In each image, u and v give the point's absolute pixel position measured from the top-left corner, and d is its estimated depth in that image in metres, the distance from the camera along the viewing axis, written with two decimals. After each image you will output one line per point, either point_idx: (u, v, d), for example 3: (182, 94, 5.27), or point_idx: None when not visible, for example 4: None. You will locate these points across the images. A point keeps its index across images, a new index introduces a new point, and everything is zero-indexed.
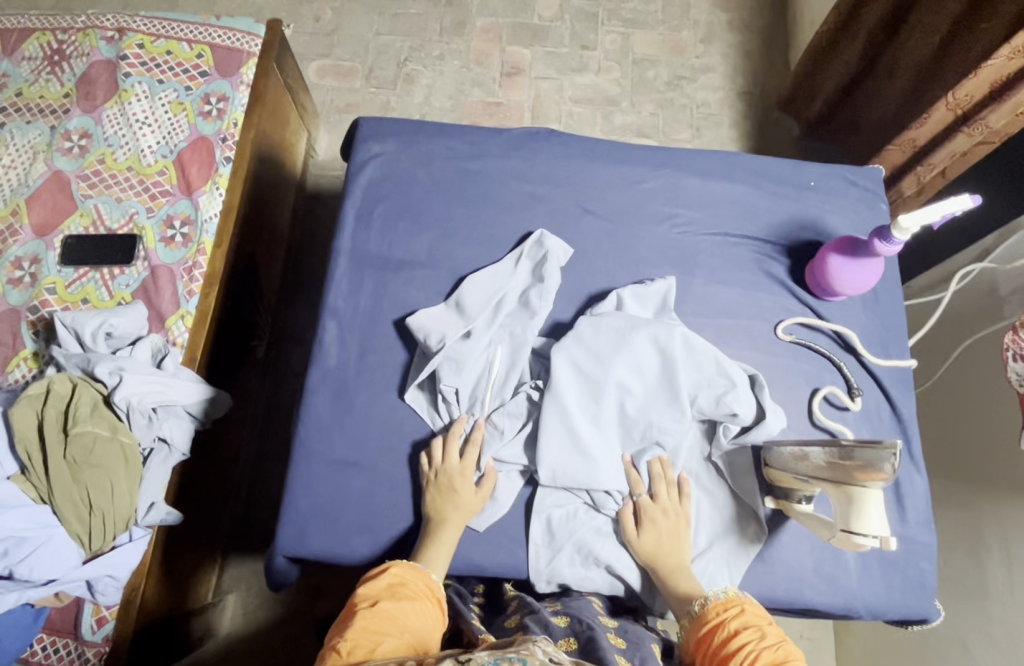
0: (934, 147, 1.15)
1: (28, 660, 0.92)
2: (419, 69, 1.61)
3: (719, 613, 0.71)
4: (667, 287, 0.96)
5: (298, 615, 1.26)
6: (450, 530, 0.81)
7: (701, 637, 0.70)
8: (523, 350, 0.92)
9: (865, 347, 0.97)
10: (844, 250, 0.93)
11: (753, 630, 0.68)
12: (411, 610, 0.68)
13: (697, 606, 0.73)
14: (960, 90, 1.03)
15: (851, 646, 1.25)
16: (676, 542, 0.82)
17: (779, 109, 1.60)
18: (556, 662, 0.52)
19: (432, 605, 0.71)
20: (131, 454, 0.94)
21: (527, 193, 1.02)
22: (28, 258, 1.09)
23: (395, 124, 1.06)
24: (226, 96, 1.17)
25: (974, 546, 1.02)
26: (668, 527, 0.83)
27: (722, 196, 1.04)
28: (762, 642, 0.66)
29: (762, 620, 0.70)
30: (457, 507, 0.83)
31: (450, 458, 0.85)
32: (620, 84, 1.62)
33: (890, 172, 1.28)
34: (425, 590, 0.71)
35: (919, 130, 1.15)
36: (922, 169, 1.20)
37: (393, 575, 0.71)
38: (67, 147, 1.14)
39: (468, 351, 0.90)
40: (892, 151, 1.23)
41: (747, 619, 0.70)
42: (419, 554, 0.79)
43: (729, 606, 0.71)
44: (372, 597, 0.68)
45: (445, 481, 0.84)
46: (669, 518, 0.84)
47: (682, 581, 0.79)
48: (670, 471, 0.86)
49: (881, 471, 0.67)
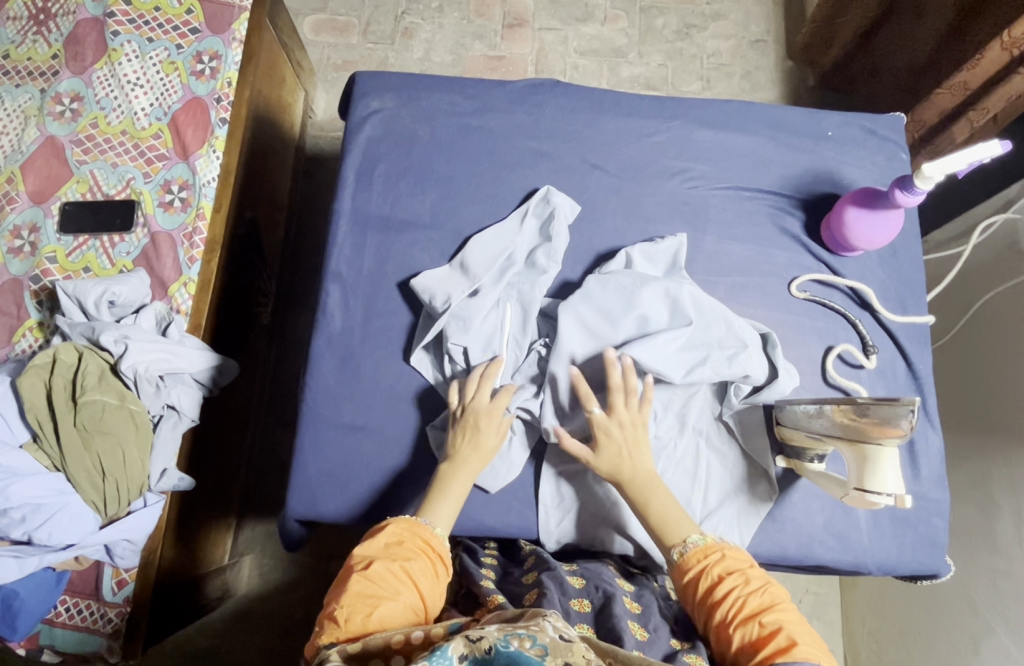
0: (986, 91, 1.08)
1: (53, 622, 0.94)
2: (418, 22, 1.55)
3: (701, 560, 0.68)
4: (677, 244, 0.93)
5: (314, 575, 1.29)
6: (465, 473, 0.78)
7: (685, 587, 0.68)
8: (531, 309, 0.90)
9: (882, 303, 0.95)
10: (863, 202, 0.90)
11: (737, 578, 0.66)
12: (408, 568, 0.66)
13: (676, 554, 0.70)
14: (1016, 27, 0.97)
15: (855, 601, 1.27)
16: (636, 454, 0.78)
17: (793, 59, 1.53)
18: (567, 639, 0.51)
19: (432, 563, 0.68)
20: (141, 421, 0.95)
21: (532, 148, 0.99)
22: (27, 227, 1.07)
23: (394, 79, 1.02)
24: (219, 53, 1.13)
25: (985, 500, 1.02)
26: (624, 437, 0.78)
27: (735, 148, 1.00)
28: (747, 589, 0.65)
29: (744, 564, 0.68)
30: (475, 448, 0.79)
31: (478, 396, 0.82)
32: (627, 34, 1.55)
33: (939, 120, 1.20)
34: (423, 547, 0.69)
35: (971, 72, 1.07)
36: (975, 113, 1.11)
37: (390, 534, 0.69)
38: (59, 111, 1.11)
39: (475, 309, 0.89)
40: (941, 96, 1.16)
41: (729, 564, 0.68)
42: (427, 505, 0.75)
43: (710, 553, 0.69)
44: (366, 557, 0.66)
45: (470, 420, 0.81)
46: (625, 429, 0.79)
47: (648, 501, 0.75)
48: (631, 380, 0.80)
49: (897, 428, 0.67)
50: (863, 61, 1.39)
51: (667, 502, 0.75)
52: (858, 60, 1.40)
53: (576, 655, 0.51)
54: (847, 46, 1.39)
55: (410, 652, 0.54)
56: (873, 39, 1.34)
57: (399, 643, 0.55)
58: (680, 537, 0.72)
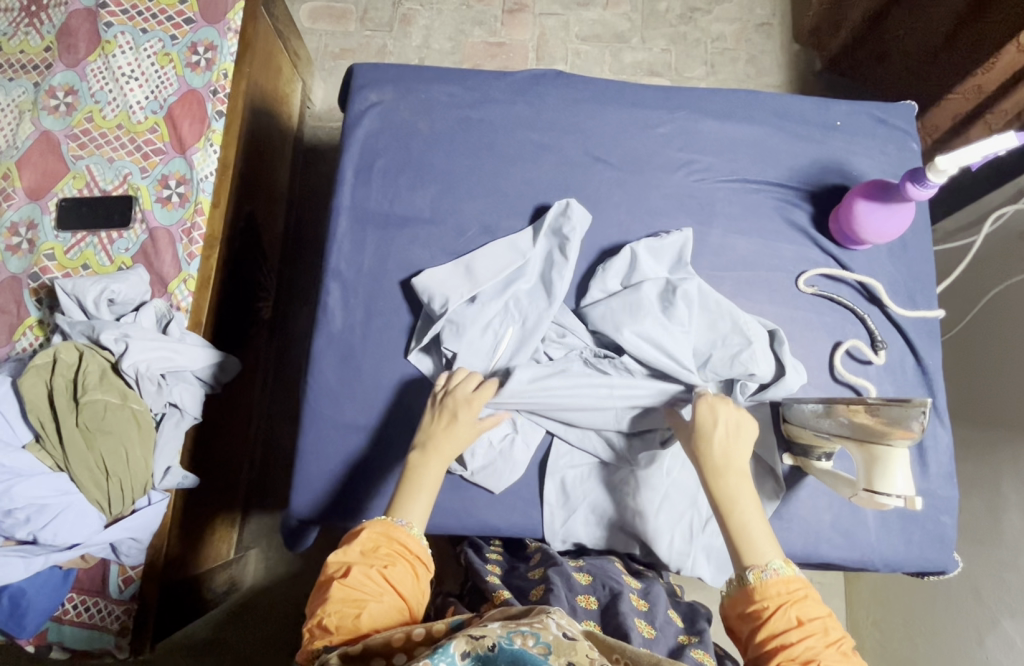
0: (1003, 94, 1.12)
1: (61, 619, 0.94)
2: (416, 8, 1.52)
3: (782, 594, 0.60)
4: (683, 239, 0.91)
5: (319, 568, 1.29)
6: (437, 462, 0.73)
7: (750, 616, 0.61)
8: (531, 336, 0.87)
9: (891, 298, 0.93)
10: (872, 195, 0.88)
11: (818, 626, 0.58)
12: (389, 574, 0.62)
13: (752, 576, 0.62)
14: None
15: (860, 592, 1.27)
16: (736, 440, 0.71)
17: (800, 42, 1.50)
18: (569, 637, 0.50)
19: (413, 566, 0.64)
20: (144, 420, 0.95)
21: (533, 141, 0.97)
22: (24, 223, 1.06)
23: (392, 71, 1.00)
24: (214, 44, 1.11)
25: (992, 493, 1.02)
26: (726, 422, 0.73)
27: (742, 139, 0.98)
28: (824, 642, 0.58)
29: (823, 614, 0.60)
30: (450, 432, 0.75)
31: (463, 383, 0.81)
32: (630, 18, 1.52)
33: (955, 125, 1.24)
34: (401, 551, 0.64)
35: (984, 77, 1.11)
36: (993, 116, 1.15)
37: (367, 539, 0.64)
38: (53, 105, 1.09)
39: (471, 315, 0.87)
40: (954, 100, 1.20)
41: (810, 608, 0.60)
42: (401, 498, 0.70)
43: (794, 587, 0.61)
44: (344, 563, 0.62)
45: (448, 408, 0.78)
46: (730, 413, 0.73)
47: (736, 505, 0.67)
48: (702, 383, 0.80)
49: (909, 429, 0.66)
50: (873, 43, 1.35)
51: (751, 515, 0.67)
52: (868, 42, 1.36)
53: (579, 654, 0.50)
54: (857, 28, 1.36)
55: (412, 649, 0.53)
56: (884, 20, 1.30)
57: (399, 641, 0.54)
58: (761, 558, 0.64)
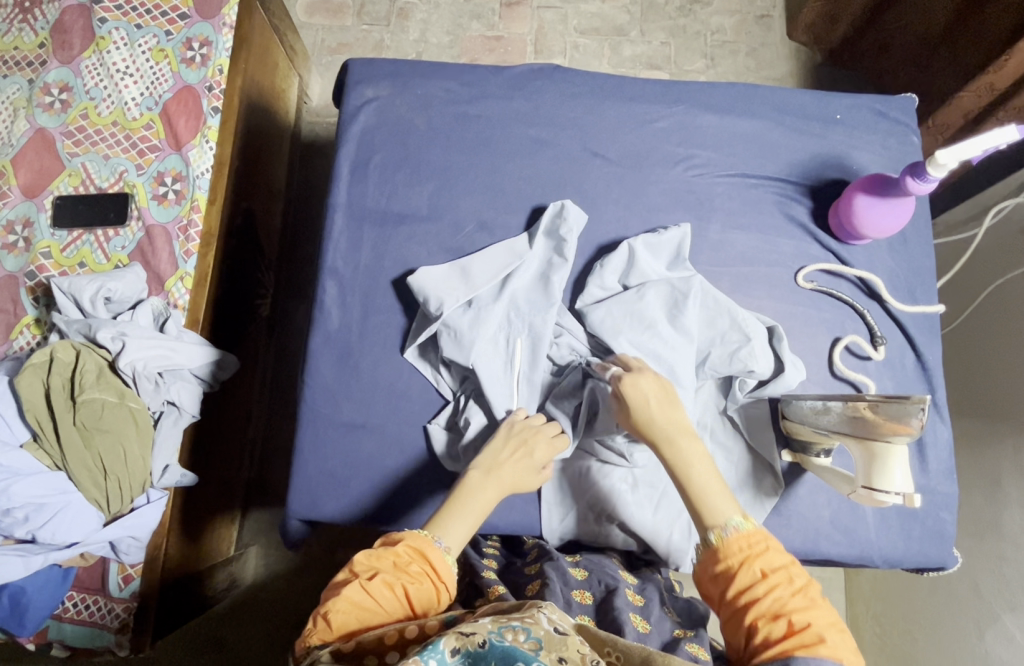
0: (1017, 89, 1.06)
1: (61, 617, 0.94)
2: (413, 2, 1.51)
3: (743, 549, 0.60)
4: (681, 235, 0.90)
5: (317, 566, 1.29)
6: (495, 487, 0.72)
7: (719, 575, 0.61)
8: (541, 343, 0.87)
9: (890, 293, 0.93)
10: (872, 189, 0.87)
11: (782, 577, 0.58)
12: (413, 592, 0.61)
13: (713, 536, 0.62)
14: None
15: (860, 587, 1.26)
16: (670, 406, 0.72)
17: (796, 38, 1.48)
18: (562, 632, 0.50)
19: (438, 590, 0.62)
20: (142, 419, 0.95)
21: (530, 136, 0.96)
22: (20, 221, 1.05)
23: (388, 66, 0.99)
24: (209, 39, 1.10)
25: (992, 488, 1.01)
26: (652, 390, 0.73)
27: (741, 133, 0.97)
28: (791, 590, 0.58)
29: (786, 560, 0.60)
30: (520, 464, 0.75)
31: (545, 425, 0.80)
32: (629, 11, 1.51)
33: (965, 124, 1.17)
34: (433, 573, 0.63)
35: (998, 72, 1.06)
36: (1006, 113, 1.08)
37: (402, 551, 0.63)
38: (48, 102, 1.08)
39: (468, 321, 0.86)
40: (966, 97, 1.13)
41: (773, 559, 0.60)
42: (443, 516, 0.68)
43: (754, 541, 0.61)
44: (373, 567, 0.61)
45: (518, 439, 0.77)
46: (652, 383, 0.74)
47: (692, 467, 0.67)
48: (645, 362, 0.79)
49: (907, 426, 0.65)
50: (872, 37, 1.35)
51: (705, 474, 0.67)
52: (866, 36, 1.37)
53: (570, 650, 0.49)
54: (855, 21, 1.37)
55: (405, 648, 0.53)
56: (882, 14, 1.31)
57: (393, 639, 0.54)
58: (720, 517, 0.64)
